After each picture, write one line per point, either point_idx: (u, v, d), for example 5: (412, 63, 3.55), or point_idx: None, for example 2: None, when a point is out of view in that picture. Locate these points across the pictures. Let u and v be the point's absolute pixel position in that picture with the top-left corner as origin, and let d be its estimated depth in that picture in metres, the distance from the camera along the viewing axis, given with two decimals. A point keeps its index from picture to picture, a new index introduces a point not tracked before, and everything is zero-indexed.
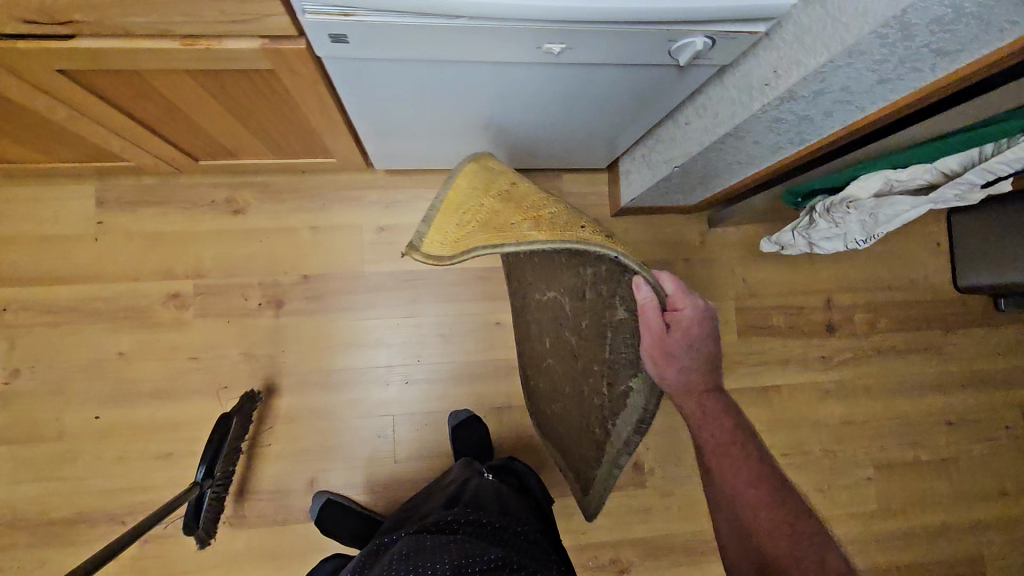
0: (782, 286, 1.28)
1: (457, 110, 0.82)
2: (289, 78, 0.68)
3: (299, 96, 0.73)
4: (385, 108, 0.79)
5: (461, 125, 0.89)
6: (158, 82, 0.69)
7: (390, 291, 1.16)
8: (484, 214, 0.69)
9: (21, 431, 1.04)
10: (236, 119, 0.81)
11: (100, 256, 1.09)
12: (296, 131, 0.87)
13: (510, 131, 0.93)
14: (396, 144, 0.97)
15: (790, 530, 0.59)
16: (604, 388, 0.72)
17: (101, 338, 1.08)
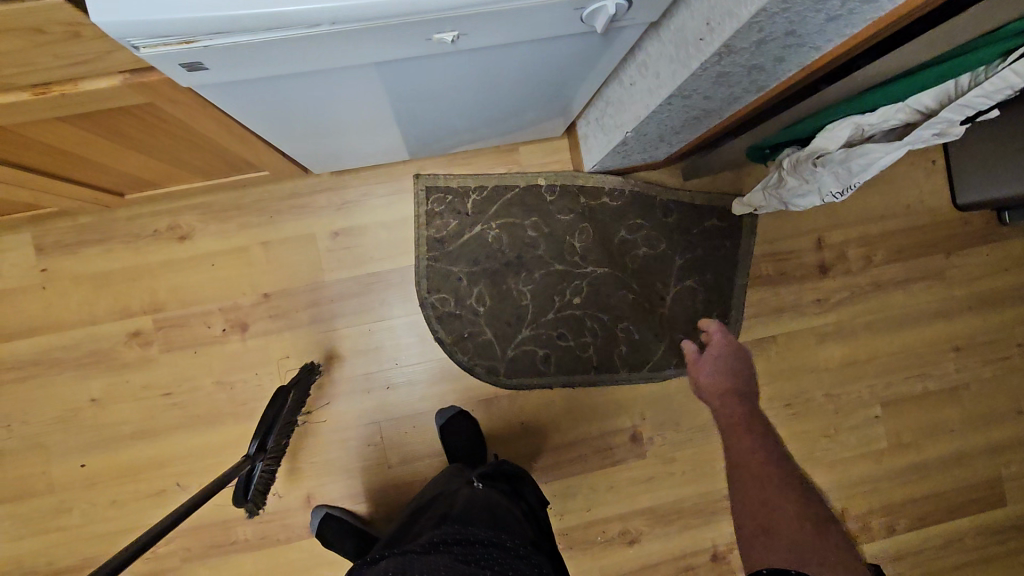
0: (767, 231, 1.20)
1: (379, 111, 0.75)
2: (172, 107, 0.61)
3: (194, 122, 0.66)
4: (297, 120, 0.72)
5: (389, 121, 0.81)
6: (33, 133, 0.62)
7: (355, 298, 1.11)
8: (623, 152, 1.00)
9: (10, 490, 1.03)
10: (141, 151, 0.75)
11: (52, 304, 1.05)
12: (212, 152, 0.80)
13: (445, 119, 0.85)
14: (327, 149, 0.89)
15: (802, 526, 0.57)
16: (710, 307, 1.18)
17: (69, 387, 1.05)
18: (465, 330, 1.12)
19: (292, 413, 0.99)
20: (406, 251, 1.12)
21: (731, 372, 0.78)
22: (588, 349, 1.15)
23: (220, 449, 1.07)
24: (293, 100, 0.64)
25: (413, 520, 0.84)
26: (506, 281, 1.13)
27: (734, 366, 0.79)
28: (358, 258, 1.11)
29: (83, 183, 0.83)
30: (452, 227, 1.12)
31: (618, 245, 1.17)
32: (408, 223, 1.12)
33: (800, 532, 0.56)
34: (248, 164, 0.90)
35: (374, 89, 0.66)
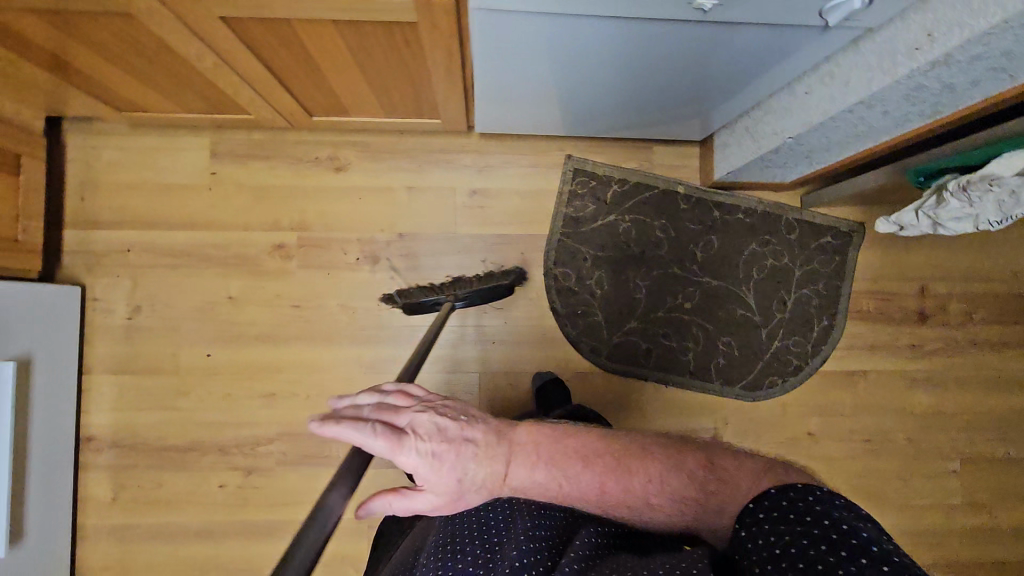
0: (873, 269, 1.24)
1: (575, 71, 0.83)
2: (429, 30, 0.70)
3: (431, 50, 0.76)
4: (511, 66, 0.80)
5: (573, 84, 0.89)
6: (304, 33, 0.72)
7: (479, 254, 1.19)
8: (760, 170, 1.09)
9: (142, 364, 1.13)
10: (362, 72, 0.84)
11: (213, 204, 1.16)
12: (414, 86, 0.90)
13: (618, 92, 0.93)
14: (501, 103, 0.97)
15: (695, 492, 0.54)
16: (814, 331, 1.22)
17: (212, 281, 1.15)
18: (579, 308, 1.19)
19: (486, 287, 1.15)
20: (532, 220, 1.20)
21: (478, 446, 0.56)
22: (691, 351, 1.20)
23: (330, 365, 1.15)
24: (525, 41, 0.72)
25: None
26: (625, 272, 1.20)
27: (472, 433, 0.56)
28: (489, 217, 1.19)
29: (292, 96, 0.93)
30: (586, 211, 1.20)
31: (735, 258, 1.22)
32: (539, 196, 1.20)
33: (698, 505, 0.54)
34: (429, 108, 1.00)
35: (593, 44, 0.73)
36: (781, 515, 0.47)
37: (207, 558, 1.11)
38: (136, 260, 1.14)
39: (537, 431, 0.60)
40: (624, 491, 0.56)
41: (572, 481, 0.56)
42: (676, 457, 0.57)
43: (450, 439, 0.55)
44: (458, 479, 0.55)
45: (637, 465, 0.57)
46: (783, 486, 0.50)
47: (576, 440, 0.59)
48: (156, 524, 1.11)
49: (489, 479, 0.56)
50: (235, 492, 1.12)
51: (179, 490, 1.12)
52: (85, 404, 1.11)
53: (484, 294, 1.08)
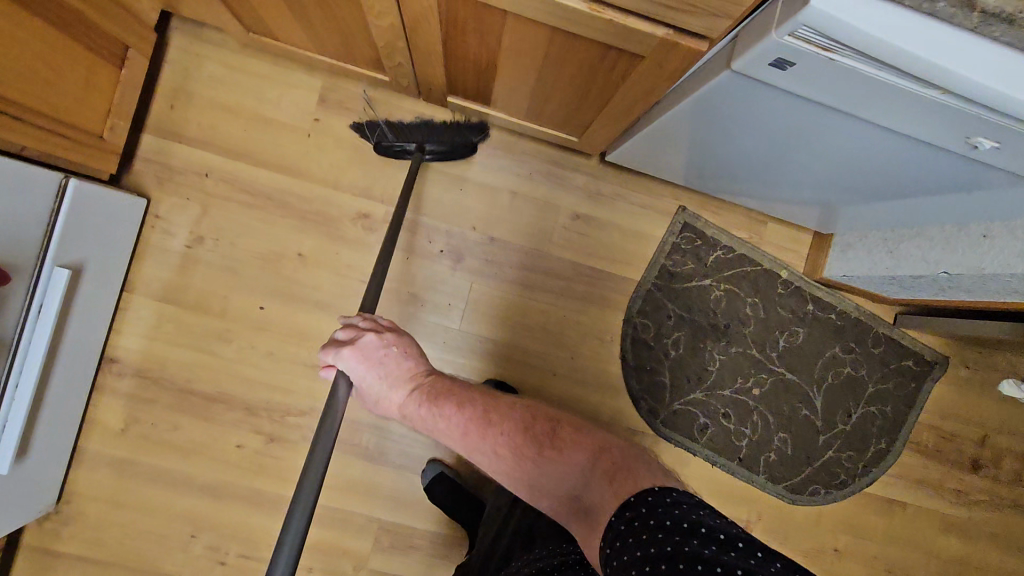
0: (943, 406, 1.21)
1: (766, 140, 0.76)
2: (648, 68, 0.64)
3: (631, 82, 0.69)
4: (701, 118, 0.74)
5: (747, 147, 0.83)
6: (509, 30, 0.65)
7: (564, 281, 1.12)
8: (874, 284, 1.05)
9: (190, 298, 1.05)
10: (536, 78, 0.77)
11: (308, 153, 1.07)
12: (578, 103, 0.82)
13: (786, 165, 0.87)
14: (656, 142, 0.91)
15: (532, 455, 0.74)
16: (870, 450, 1.19)
17: (286, 233, 1.07)
18: (648, 364, 1.14)
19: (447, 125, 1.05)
20: (628, 262, 1.14)
21: (394, 373, 0.84)
22: (746, 437, 1.16)
23: None
24: (742, 107, 0.66)
25: (493, 543, 0.91)
26: (705, 341, 1.15)
27: (391, 362, 0.84)
28: (585, 246, 1.13)
29: (443, 74, 0.86)
30: (684, 268, 1.15)
31: (814, 356, 1.17)
32: (642, 239, 1.14)
33: (533, 467, 0.74)
34: (578, 127, 0.93)
35: (810, 131, 0.67)
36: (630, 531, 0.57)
37: (204, 516, 1.05)
38: (211, 188, 1.05)
39: (443, 381, 0.84)
40: (479, 438, 0.77)
41: (445, 420, 0.81)
42: (528, 426, 0.76)
43: (374, 362, 0.83)
44: (377, 392, 0.85)
45: (498, 424, 0.77)
46: (626, 503, 0.60)
47: (466, 396, 0.82)
48: (161, 468, 1.05)
49: (393, 397, 0.84)
50: (251, 456, 1.06)
51: (194, 438, 1.05)
52: (119, 324, 1.03)
53: (449, 152, 1.03)
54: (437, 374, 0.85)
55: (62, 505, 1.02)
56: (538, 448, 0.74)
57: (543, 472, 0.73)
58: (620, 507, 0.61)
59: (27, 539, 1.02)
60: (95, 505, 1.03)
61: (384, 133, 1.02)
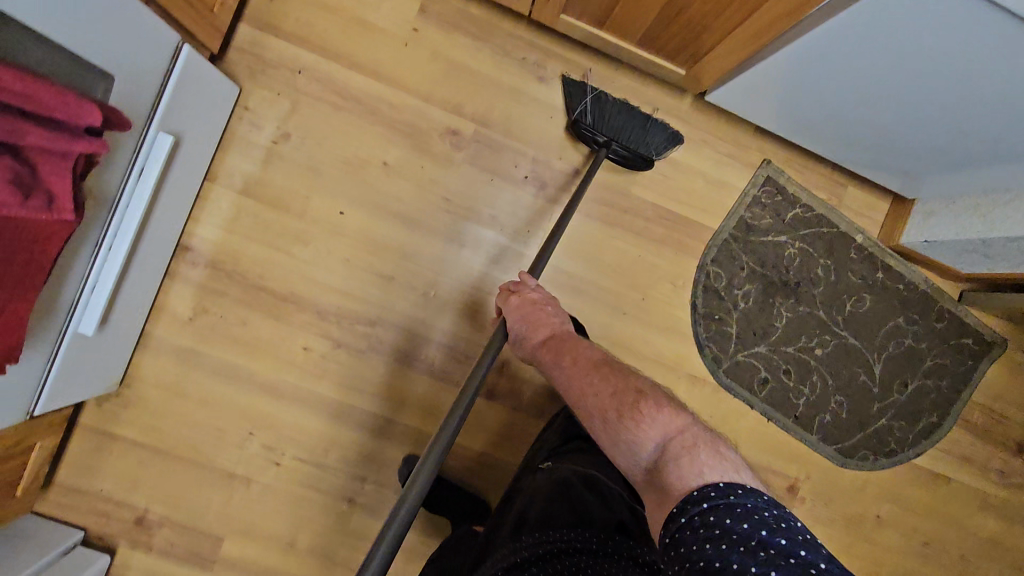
0: (995, 388, 1.22)
1: (905, 75, 0.80)
2: None
3: None
4: (863, 34, 0.76)
5: (873, 93, 0.86)
6: None
7: (643, 221, 1.12)
8: (954, 253, 1.07)
9: (272, 195, 1.04)
10: None
11: (403, 62, 1.06)
12: (702, 24, 0.85)
13: (902, 121, 0.90)
14: (776, 89, 0.93)
15: (615, 420, 0.69)
16: (922, 423, 1.20)
17: (373, 141, 1.06)
18: (717, 313, 1.14)
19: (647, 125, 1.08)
20: (707, 210, 1.14)
21: (530, 323, 0.85)
22: (804, 395, 1.16)
23: (458, 274, 1.08)
24: (909, 19, 0.71)
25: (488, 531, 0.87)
26: (775, 296, 1.15)
27: (536, 312, 0.86)
28: (668, 189, 1.12)
29: None
30: (762, 222, 1.14)
31: (878, 323, 1.18)
32: (722, 187, 1.14)
33: (614, 433, 0.68)
34: (689, 59, 0.94)
35: (980, 44, 0.70)
36: (687, 530, 0.53)
37: (264, 414, 1.04)
38: (303, 85, 1.04)
39: (573, 336, 0.83)
40: (580, 392, 0.74)
41: (559, 369, 0.78)
42: (622, 390, 0.71)
43: (519, 312, 0.86)
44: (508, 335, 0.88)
45: (604, 382, 0.73)
46: (684, 499, 0.56)
47: (583, 353, 0.79)
48: (225, 361, 1.04)
49: (519, 339, 0.86)
50: (316, 359, 1.05)
51: (261, 335, 1.04)
52: (198, 211, 1.02)
53: (630, 159, 1.06)
54: (567, 329, 0.85)
55: (123, 388, 1.01)
56: (621, 412, 0.69)
57: (621, 440, 0.68)
58: (682, 502, 0.56)
59: (85, 418, 1.01)
60: (156, 391, 1.02)
61: (581, 113, 1.06)
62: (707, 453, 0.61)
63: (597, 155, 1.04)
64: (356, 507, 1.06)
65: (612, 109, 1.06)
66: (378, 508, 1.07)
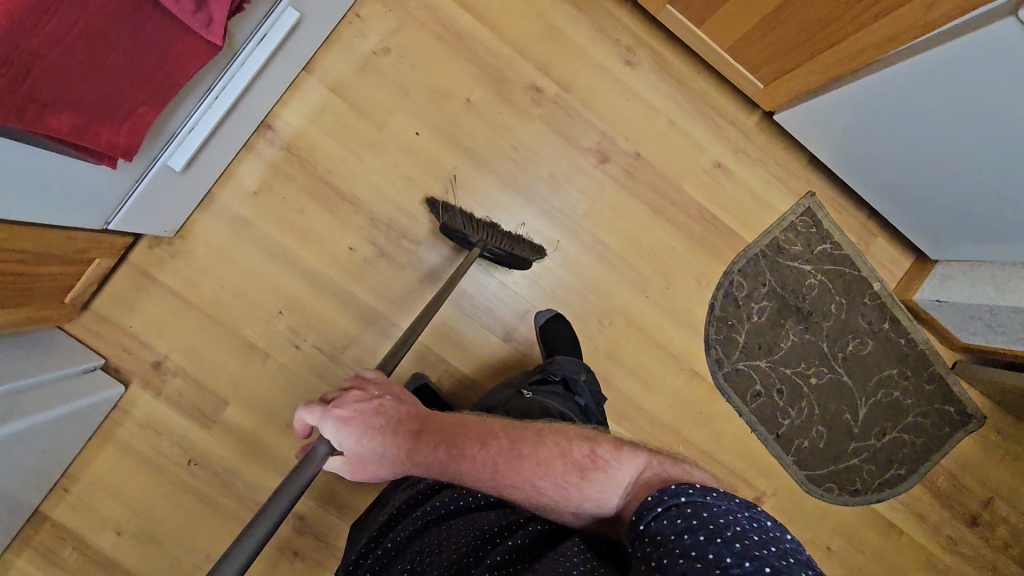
0: (963, 458, 1.29)
1: (958, 135, 0.87)
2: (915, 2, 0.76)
3: (876, 22, 0.81)
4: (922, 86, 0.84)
5: (923, 148, 0.94)
6: None
7: (685, 217, 1.19)
8: (959, 317, 1.15)
9: (358, 99, 1.10)
10: (775, 7, 0.87)
11: (509, 13, 1.14)
12: (789, 45, 0.93)
13: (946, 179, 0.97)
14: (836, 126, 1.02)
15: (570, 480, 0.58)
16: (890, 472, 1.26)
17: (463, 76, 1.13)
18: (731, 320, 1.21)
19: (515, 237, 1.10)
20: (746, 223, 1.21)
21: (386, 429, 0.69)
22: (789, 417, 1.23)
23: (507, 219, 1.14)
24: (974, 76, 0.78)
25: None
26: (787, 319, 1.22)
27: (387, 415, 0.70)
28: (715, 195, 1.20)
29: None
30: (793, 247, 1.22)
31: (873, 369, 1.25)
32: (765, 206, 1.21)
33: (574, 496, 0.57)
34: (774, 73, 1.01)
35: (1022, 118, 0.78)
36: (660, 521, 0.48)
37: (296, 297, 1.10)
38: (413, 10, 1.12)
39: (450, 421, 0.69)
40: (508, 474, 0.61)
41: (471, 459, 0.64)
42: (557, 446, 0.61)
43: (372, 419, 0.69)
44: (370, 453, 0.68)
45: (536, 451, 0.61)
46: (659, 491, 0.51)
47: (482, 429, 0.66)
48: (274, 240, 1.09)
49: (387, 450, 0.69)
50: (358, 260, 1.11)
51: (314, 225, 1.10)
52: (288, 96, 1.09)
53: (502, 261, 1.06)
54: (428, 414, 0.71)
55: (176, 239, 1.07)
56: (573, 470, 0.58)
57: (583, 497, 0.57)
58: (650, 509, 0.50)
59: (134, 258, 1.06)
60: (204, 249, 1.08)
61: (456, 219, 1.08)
62: (676, 465, 0.57)
63: (473, 251, 1.03)
64: None
65: (482, 223, 1.09)
66: None
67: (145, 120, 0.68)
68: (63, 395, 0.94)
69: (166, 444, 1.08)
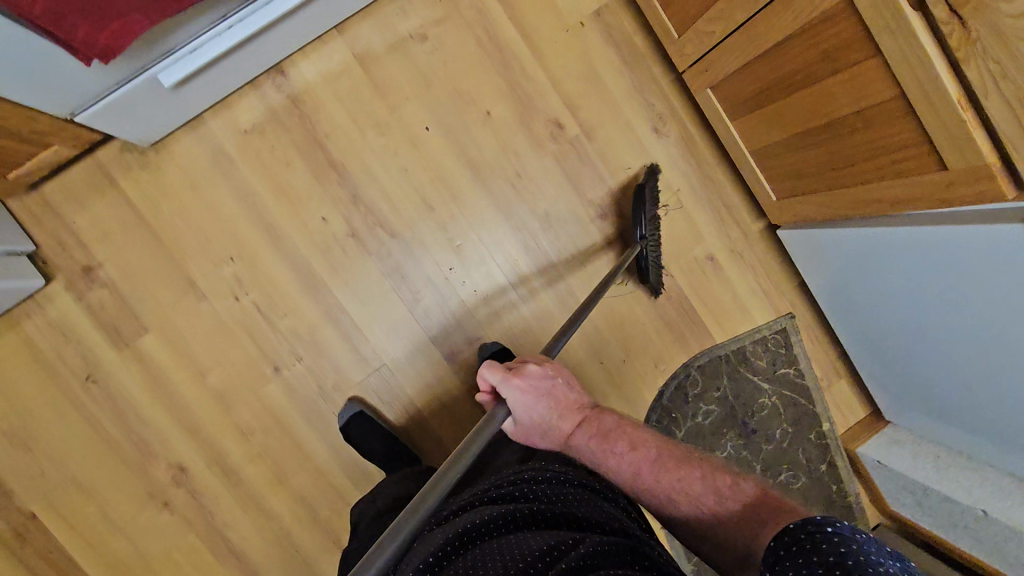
0: None
1: (968, 312, 0.80)
2: (927, 178, 0.73)
3: (888, 182, 0.79)
4: (921, 256, 0.81)
5: (923, 309, 0.87)
6: (842, 73, 0.73)
7: (663, 298, 1.17)
8: (898, 483, 1.11)
9: (380, 76, 1.07)
10: (804, 130, 0.85)
11: (554, 44, 1.13)
12: (807, 171, 0.91)
13: (936, 350, 0.90)
14: (837, 254, 0.96)
15: (715, 500, 0.54)
16: None
17: (490, 89, 1.11)
18: (675, 413, 1.15)
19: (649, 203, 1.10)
20: (720, 323, 1.19)
21: (558, 410, 0.67)
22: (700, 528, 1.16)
23: (489, 240, 1.12)
24: (1004, 261, 0.71)
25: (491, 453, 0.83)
26: (729, 429, 1.17)
27: (563, 398, 0.68)
28: (699, 285, 1.18)
29: (734, 70, 0.91)
30: (758, 361, 1.19)
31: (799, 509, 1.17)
32: (743, 312, 1.19)
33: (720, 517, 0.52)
34: (788, 191, 0.99)
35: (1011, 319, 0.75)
36: (801, 550, 0.40)
37: (252, 248, 1.06)
38: (463, 8, 1.10)
39: (609, 416, 0.66)
40: (650, 478, 0.58)
41: (617, 459, 0.61)
42: (705, 470, 0.57)
43: (548, 399, 0.67)
44: (539, 424, 0.67)
45: (684, 472, 0.57)
46: (805, 518, 0.42)
47: (642, 435, 0.63)
48: (250, 185, 1.05)
49: (554, 430, 0.67)
50: (327, 232, 1.07)
51: (295, 184, 1.06)
52: (311, 49, 1.05)
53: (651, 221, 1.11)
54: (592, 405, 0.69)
55: (151, 151, 1.03)
56: (716, 493, 0.54)
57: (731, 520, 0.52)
58: (796, 531, 0.41)
59: (101, 155, 1.02)
60: (176, 171, 1.04)
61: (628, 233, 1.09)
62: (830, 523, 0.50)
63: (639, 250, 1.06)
64: (277, 377, 1.07)
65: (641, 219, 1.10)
66: (294, 390, 1.07)
67: (134, 28, 0.62)
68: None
69: (70, 351, 1.02)
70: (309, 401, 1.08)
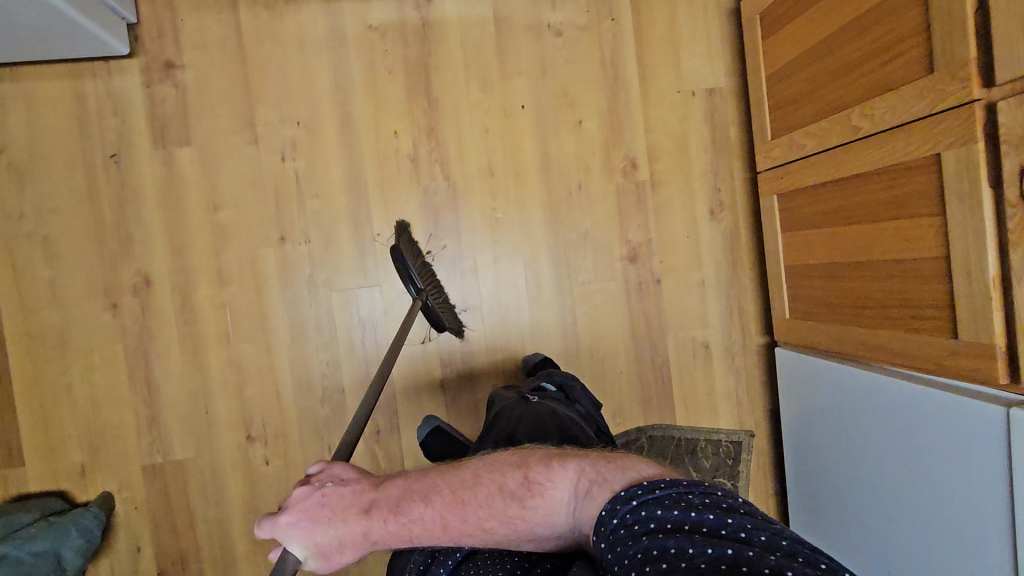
0: None
1: (906, 480, 0.83)
2: (933, 344, 0.78)
3: (897, 336, 0.84)
4: (892, 409, 0.85)
5: (890, 478, 0.86)
6: (902, 220, 0.80)
7: (648, 358, 1.20)
8: None
9: (506, 44, 1.14)
10: (846, 260, 0.90)
11: (664, 97, 1.20)
12: (831, 301, 0.96)
13: (884, 528, 0.88)
14: (828, 397, 0.98)
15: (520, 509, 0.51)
16: None
17: (592, 104, 1.18)
18: None
19: (417, 258, 0.98)
20: (686, 406, 1.21)
21: (341, 518, 0.51)
22: None
23: (525, 228, 1.15)
24: (955, 435, 0.75)
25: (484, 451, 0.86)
26: None
27: (338, 497, 0.52)
28: (685, 364, 1.21)
29: (806, 186, 0.98)
30: (700, 463, 1.15)
31: None
32: (710, 408, 1.22)
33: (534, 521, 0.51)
34: (803, 313, 1.04)
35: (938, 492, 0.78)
36: (619, 535, 0.45)
37: (319, 126, 1.09)
38: (604, 29, 1.18)
39: (398, 482, 0.54)
40: (471, 524, 0.52)
41: (424, 523, 0.52)
42: (496, 477, 0.53)
43: (325, 513, 0.51)
44: (335, 544, 0.51)
45: (479, 493, 0.52)
46: (612, 499, 0.48)
47: (432, 482, 0.54)
48: (348, 72, 1.10)
49: (344, 545, 0.51)
50: (391, 146, 1.11)
51: (387, 92, 1.11)
52: None
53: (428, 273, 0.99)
54: (375, 479, 0.55)
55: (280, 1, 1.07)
56: (514, 496, 0.52)
57: (542, 517, 0.51)
58: (607, 522, 0.46)
59: None
60: (292, 27, 1.08)
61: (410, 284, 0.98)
62: (613, 462, 0.52)
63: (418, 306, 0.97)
64: (279, 247, 1.08)
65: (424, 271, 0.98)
66: (286, 266, 1.08)
67: None
68: (94, 16, 0.92)
69: (110, 127, 1.04)
70: (294, 282, 1.08)
